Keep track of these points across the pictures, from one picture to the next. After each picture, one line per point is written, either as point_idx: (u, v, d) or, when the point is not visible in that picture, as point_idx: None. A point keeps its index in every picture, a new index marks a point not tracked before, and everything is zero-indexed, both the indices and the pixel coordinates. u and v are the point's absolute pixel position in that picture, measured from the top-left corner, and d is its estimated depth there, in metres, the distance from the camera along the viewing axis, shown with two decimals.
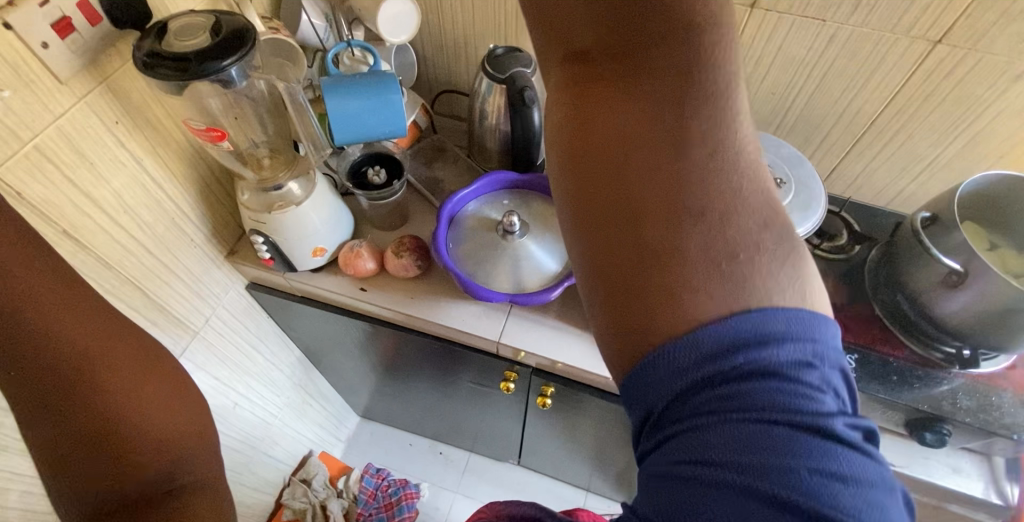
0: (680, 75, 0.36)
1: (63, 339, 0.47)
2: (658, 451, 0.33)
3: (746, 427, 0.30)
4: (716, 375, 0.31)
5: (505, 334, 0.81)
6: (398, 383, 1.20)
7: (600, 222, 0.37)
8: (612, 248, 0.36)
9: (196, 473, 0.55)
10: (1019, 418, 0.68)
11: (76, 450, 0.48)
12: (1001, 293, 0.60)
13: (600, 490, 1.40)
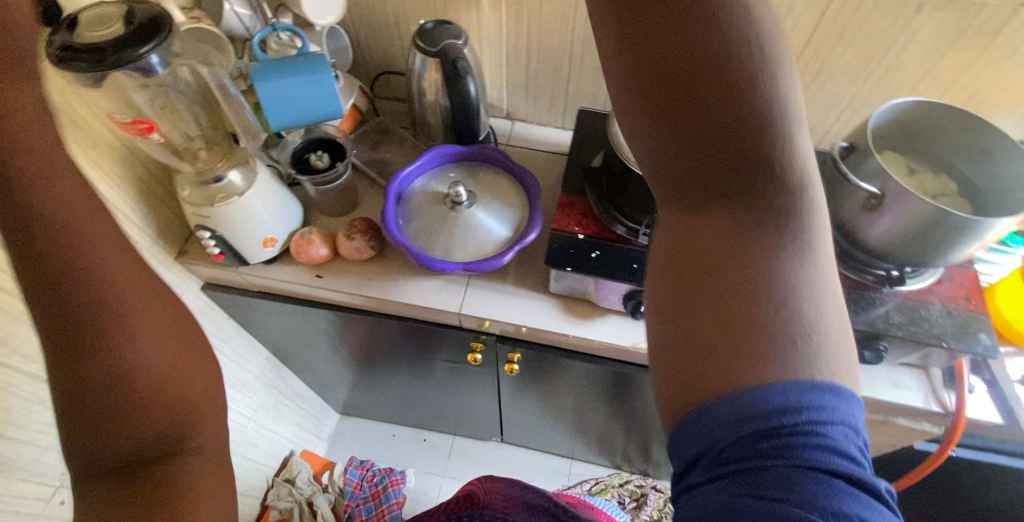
0: (760, 157, 0.36)
1: (79, 259, 0.45)
2: (709, 482, 0.31)
3: (805, 477, 0.30)
4: (780, 422, 0.31)
5: (465, 304, 0.84)
6: (375, 368, 1.25)
7: (676, 290, 0.37)
8: (692, 317, 0.36)
9: (205, 437, 0.49)
10: (945, 327, 0.72)
11: (88, 387, 0.44)
12: (917, 208, 0.64)
13: (584, 455, 1.53)
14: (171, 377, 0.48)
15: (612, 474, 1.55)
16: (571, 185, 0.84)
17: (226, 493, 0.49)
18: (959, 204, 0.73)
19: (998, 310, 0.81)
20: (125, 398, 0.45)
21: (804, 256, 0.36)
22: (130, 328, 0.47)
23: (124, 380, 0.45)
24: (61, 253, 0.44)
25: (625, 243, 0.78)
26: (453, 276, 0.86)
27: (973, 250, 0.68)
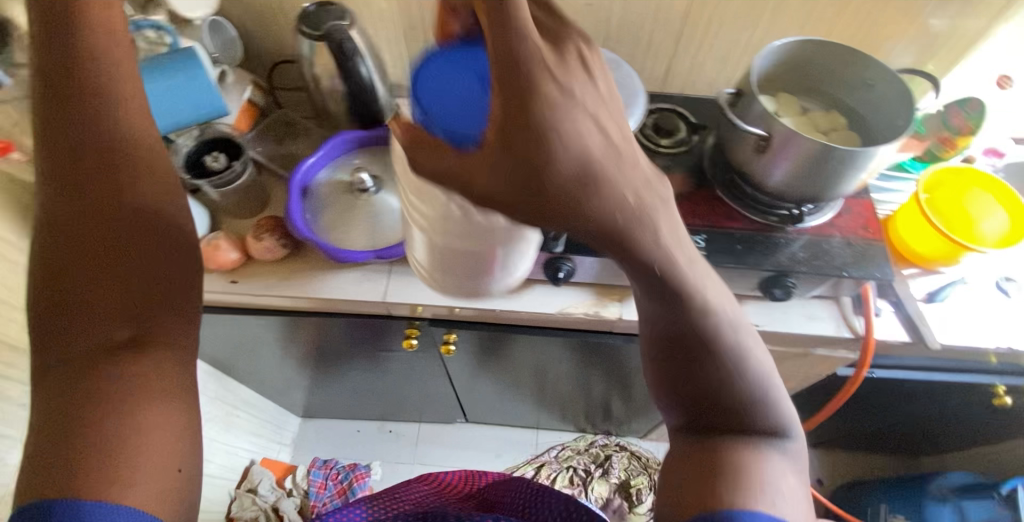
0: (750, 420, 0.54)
1: (113, 165, 0.53)
2: None
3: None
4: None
5: (388, 292, 0.82)
6: (324, 367, 1.23)
7: (690, 468, 0.53)
8: (692, 479, 0.52)
9: (155, 382, 0.51)
10: (845, 257, 0.76)
11: (79, 275, 0.49)
12: (798, 144, 0.66)
13: (550, 424, 1.56)
14: (150, 293, 0.52)
15: (578, 439, 1.58)
16: None
17: (164, 473, 0.48)
18: (848, 137, 0.76)
19: (902, 239, 0.86)
20: (113, 283, 0.50)
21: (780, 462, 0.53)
22: (136, 234, 0.52)
23: (112, 265, 0.50)
24: (97, 154, 0.53)
25: None
26: (374, 265, 0.84)
27: (861, 180, 0.71)
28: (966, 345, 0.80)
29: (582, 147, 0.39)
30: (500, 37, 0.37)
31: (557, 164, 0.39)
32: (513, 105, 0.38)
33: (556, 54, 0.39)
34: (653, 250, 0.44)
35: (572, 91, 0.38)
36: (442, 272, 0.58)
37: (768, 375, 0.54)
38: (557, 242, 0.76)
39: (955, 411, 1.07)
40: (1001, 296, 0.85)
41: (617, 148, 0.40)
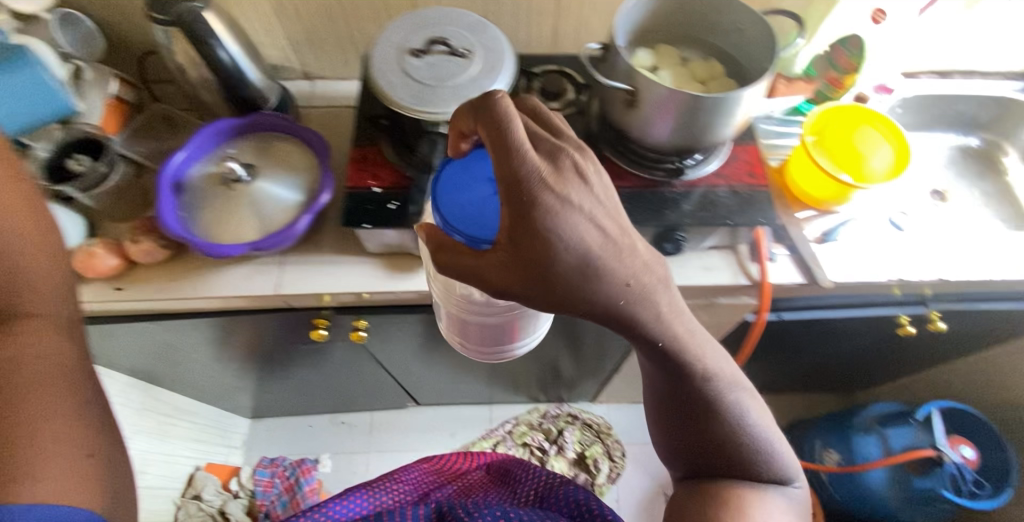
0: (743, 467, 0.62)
1: None
2: None
3: None
4: None
5: (281, 285, 0.80)
6: (254, 366, 1.21)
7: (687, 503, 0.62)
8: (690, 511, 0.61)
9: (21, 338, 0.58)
10: (730, 206, 0.76)
11: None
12: (656, 93, 0.66)
13: (503, 399, 1.57)
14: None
15: (530, 411, 1.60)
16: (363, 136, 0.80)
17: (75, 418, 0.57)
18: (725, 85, 0.76)
19: (795, 182, 0.87)
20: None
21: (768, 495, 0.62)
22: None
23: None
24: None
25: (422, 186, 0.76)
26: (265, 259, 0.81)
27: (736, 125, 0.70)
28: (857, 280, 0.83)
29: (582, 246, 0.47)
30: (504, 167, 0.46)
31: (569, 266, 0.47)
32: (520, 218, 0.45)
33: (557, 173, 0.47)
34: (653, 324, 0.53)
35: (575, 202, 0.47)
36: (465, 341, 0.71)
37: (761, 424, 0.63)
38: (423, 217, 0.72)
39: (872, 345, 1.10)
40: (894, 231, 0.89)
41: (611, 243, 0.48)
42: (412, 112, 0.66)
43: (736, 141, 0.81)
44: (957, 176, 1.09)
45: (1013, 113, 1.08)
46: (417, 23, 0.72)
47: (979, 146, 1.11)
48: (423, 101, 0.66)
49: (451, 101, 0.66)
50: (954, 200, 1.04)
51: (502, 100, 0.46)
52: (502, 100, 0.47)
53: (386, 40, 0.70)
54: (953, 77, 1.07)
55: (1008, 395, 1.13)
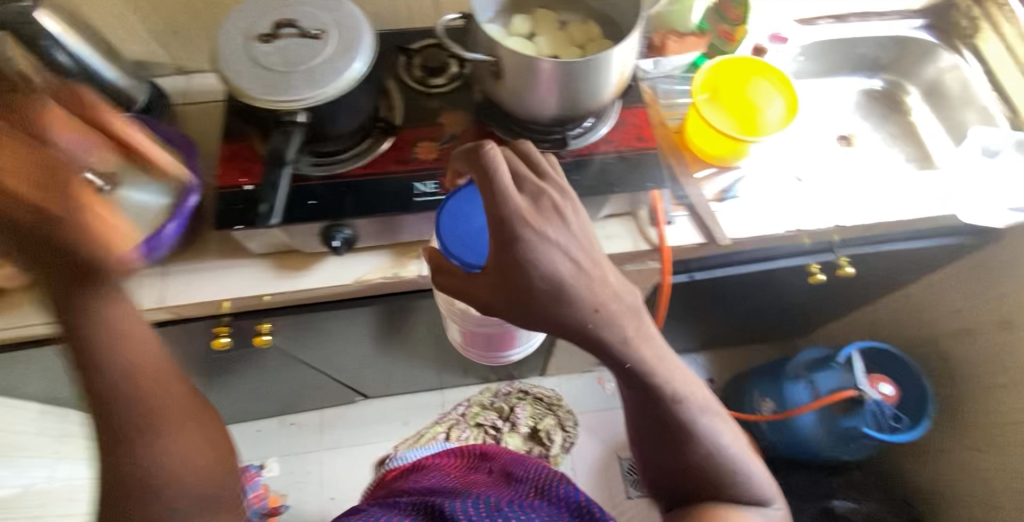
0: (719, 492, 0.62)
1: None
2: None
3: None
4: None
5: (166, 296, 0.75)
6: (181, 383, 1.15)
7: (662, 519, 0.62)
8: None
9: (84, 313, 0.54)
10: (618, 171, 0.75)
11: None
12: (516, 61, 0.62)
13: (453, 383, 1.55)
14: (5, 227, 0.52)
15: (482, 391, 1.53)
16: (234, 131, 0.75)
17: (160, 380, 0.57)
18: (604, 46, 0.74)
19: (694, 143, 0.87)
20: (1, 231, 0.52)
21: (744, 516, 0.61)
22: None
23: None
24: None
25: (300, 180, 0.72)
26: (146, 270, 0.76)
27: (612, 88, 0.68)
28: (754, 234, 0.83)
29: (556, 276, 0.52)
30: (491, 205, 0.51)
31: (545, 291, 0.52)
32: (501, 250, 0.52)
33: (536, 211, 0.52)
34: (628, 349, 0.56)
35: (552, 237, 0.52)
36: (471, 345, 0.82)
37: (736, 451, 0.63)
38: (273, 215, 0.67)
39: (794, 293, 1.11)
40: (792, 182, 0.89)
41: (583, 273, 0.53)
42: (264, 102, 0.62)
43: (623, 105, 0.80)
44: (864, 119, 1.09)
45: (912, 51, 1.08)
46: (266, 7, 0.68)
47: (883, 87, 1.12)
48: (274, 89, 0.62)
49: (304, 86, 0.62)
50: (861, 143, 1.04)
51: (489, 150, 0.51)
52: (490, 150, 0.52)
53: (232, 28, 0.66)
54: (850, 20, 1.06)
55: (925, 329, 1.16)
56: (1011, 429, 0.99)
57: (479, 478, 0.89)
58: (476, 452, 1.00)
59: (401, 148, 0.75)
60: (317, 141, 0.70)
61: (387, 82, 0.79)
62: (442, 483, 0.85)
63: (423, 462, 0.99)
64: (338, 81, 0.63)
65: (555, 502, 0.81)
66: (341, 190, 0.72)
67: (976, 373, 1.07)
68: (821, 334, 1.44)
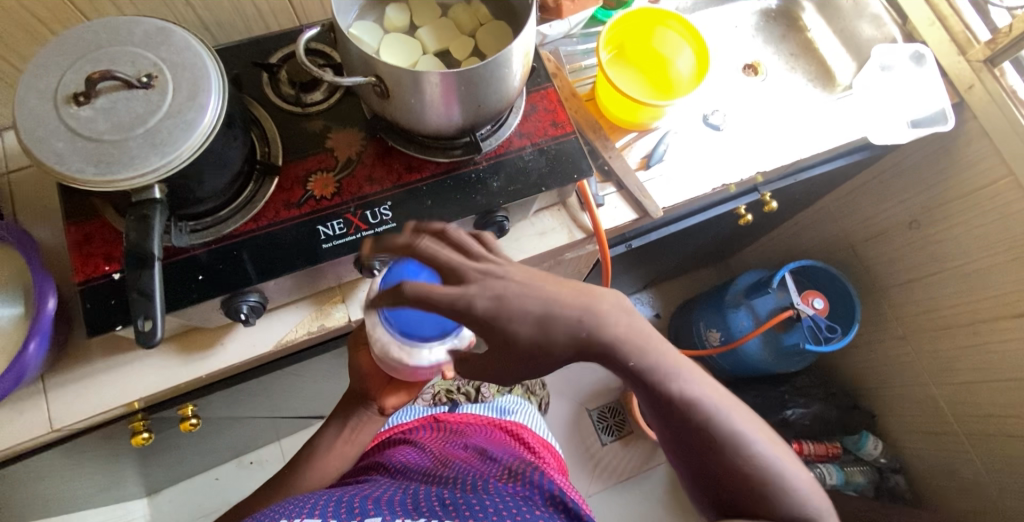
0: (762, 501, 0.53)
1: None
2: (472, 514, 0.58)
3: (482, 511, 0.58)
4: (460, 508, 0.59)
5: (55, 416, 0.63)
6: (112, 472, 1.01)
7: None
8: None
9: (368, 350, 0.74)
10: (541, 166, 0.69)
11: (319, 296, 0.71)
12: (403, 78, 0.53)
13: None
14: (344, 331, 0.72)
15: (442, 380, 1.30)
16: (78, 207, 0.61)
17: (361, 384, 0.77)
18: (498, 29, 0.64)
19: (608, 110, 0.84)
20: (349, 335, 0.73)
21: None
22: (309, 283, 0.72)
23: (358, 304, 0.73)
24: None
25: (181, 251, 0.61)
26: (23, 391, 0.63)
27: (516, 82, 0.60)
28: (684, 199, 0.81)
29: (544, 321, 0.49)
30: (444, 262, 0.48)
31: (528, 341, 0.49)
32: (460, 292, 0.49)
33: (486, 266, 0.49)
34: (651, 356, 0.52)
35: (509, 284, 0.49)
36: None
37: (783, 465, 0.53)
38: (154, 331, 0.49)
39: (726, 231, 1.13)
40: (712, 132, 0.88)
41: (569, 305, 0.50)
42: (104, 184, 0.49)
43: (530, 89, 0.72)
44: (764, 43, 1.04)
45: None
46: (69, 54, 0.52)
47: (779, 5, 1.08)
48: (112, 165, 0.49)
49: (152, 154, 0.50)
50: (768, 70, 1.01)
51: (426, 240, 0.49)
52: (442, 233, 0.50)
53: (29, 90, 0.51)
54: None
55: (841, 237, 1.23)
56: (928, 315, 1.10)
57: (456, 450, 0.83)
58: (453, 426, 0.94)
59: (291, 188, 0.64)
60: (188, 206, 0.58)
61: (253, 109, 0.67)
62: (420, 458, 0.80)
63: (401, 432, 0.91)
64: (192, 137, 0.51)
65: (529, 482, 0.70)
66: (233, 254, 0.62)
67: (891, 271, 1.15)
68: (750, 253, 1.50)
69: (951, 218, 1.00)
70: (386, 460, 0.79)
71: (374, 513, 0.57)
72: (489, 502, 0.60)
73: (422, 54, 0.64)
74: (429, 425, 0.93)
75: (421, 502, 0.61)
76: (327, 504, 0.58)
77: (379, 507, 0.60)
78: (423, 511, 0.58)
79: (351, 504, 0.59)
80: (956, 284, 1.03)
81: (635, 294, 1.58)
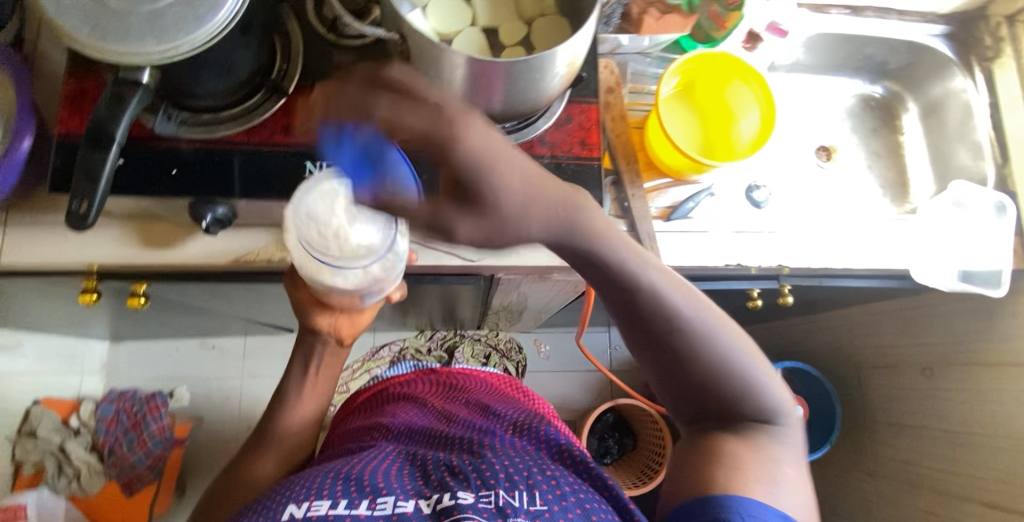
0: (735, 410, 0.57)
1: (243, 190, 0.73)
2: (488, 474, 0.61)
3: (498, 476, 0.60)
4: (474, 477, 0.60)
5: (5, 253, 0.63)
6: (74, 314, 1.02)
7: (689, 458, 0.58)
8: (694, 469, 0.57)
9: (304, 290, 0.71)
10: (551, 181, 0.64)
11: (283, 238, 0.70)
12: (431, 45, 0.50)
13: (388, 332, 1.45)
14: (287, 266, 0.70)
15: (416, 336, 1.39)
16: (82, 60, 0.59)
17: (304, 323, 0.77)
18: (556, 27, 0.59)
19: (649, 146, 0.77)
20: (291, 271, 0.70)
21: (761, 428, 0.57)
22: None
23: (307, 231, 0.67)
24: None
25: (163, 139, 0.59)
26: None
27: (552, 88, 0.55)
28: (692, 264, 0.76)
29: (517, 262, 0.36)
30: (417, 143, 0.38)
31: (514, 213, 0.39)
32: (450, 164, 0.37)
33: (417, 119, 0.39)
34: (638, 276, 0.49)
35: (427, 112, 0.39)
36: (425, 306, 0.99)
37: (748, 360, 0.55)
38: (87, 216, 0.47)
39: (736, 306, 1.06)
40: (751, 208, 0.81)
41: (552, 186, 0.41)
42: (92, 49, 0.46)
43: (572, 98, 0.67)
44: (852, 129, 0.97)
45: (926, 62, 0.94)
46: None
47: (881, 95, 1.00)
48: (107, 34, 0.46)
49: (148, 36, 0.47)
50: (841, 159, 0.93)
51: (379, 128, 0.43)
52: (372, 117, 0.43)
53: None
54: (866, 13, 0.90)
55: (852, 355, 1.15)
56: (904, 467, 1.02)
57: (458, 406, 0.82)
58: (452, 379, 0.91)
59: (294, 114, 0.61)
60: (183, 97, 0.56)
61: (286, 20, 0.63)
62: (425, 417, 0.80)
63: (398, 384, 0.91)
64: (195, 34, 0.47)
65: (531, 445, 0.72)
66: (215, 159, 0.60)
67: (888, 408, 1.07)
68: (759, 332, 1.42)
69: (970, 380, 0.92)
70: (386, 421, 0.78)
71: (388, 491, 0.58)
72: (502, 471, 0.61)
73: (469, 26, 0.59)
74: (426, 378, 0.92)
75: (431, 480, 0.62)
76: (335, 483, 0.59)
77: (389, 482, 0.61)
78: (434, 486, 0.60)
79: (359, 479, 0.60)
80: (946, 449, 0.95)
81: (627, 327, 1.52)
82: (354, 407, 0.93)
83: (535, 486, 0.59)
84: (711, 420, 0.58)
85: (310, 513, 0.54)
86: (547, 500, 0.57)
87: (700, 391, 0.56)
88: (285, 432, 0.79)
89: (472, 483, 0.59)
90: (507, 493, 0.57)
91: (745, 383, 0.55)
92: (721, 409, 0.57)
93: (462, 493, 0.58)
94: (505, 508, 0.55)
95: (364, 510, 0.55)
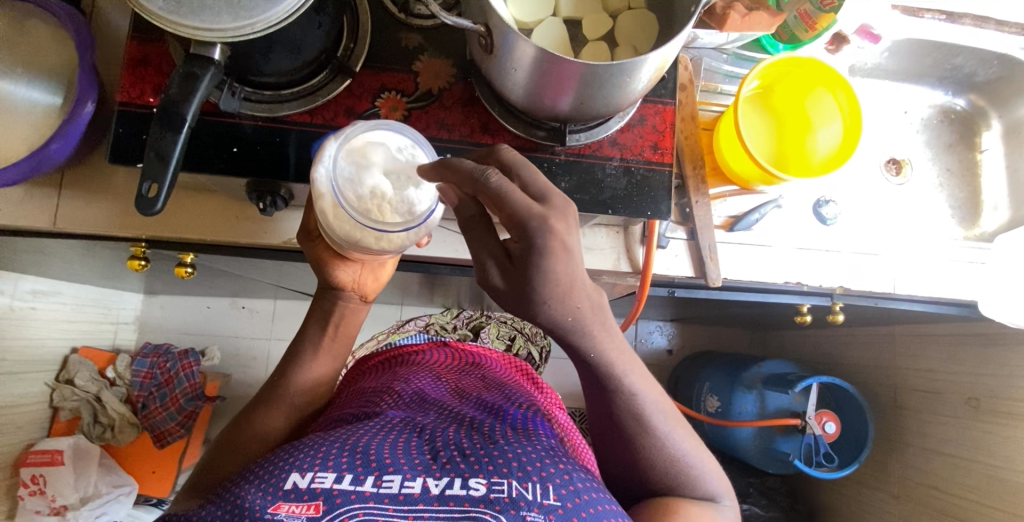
0: (677, 478, 0.54)
1: None
2: (497, 452, 0.48)
3: (510, 456, 0.48)
4: (485, 457, 0.47)
5: (60, 218, 0.62)
6: (114, 272, 1.02)
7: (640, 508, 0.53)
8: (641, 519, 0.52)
9: (314, 250, 0.63)
10: (618, 187, 0.61)
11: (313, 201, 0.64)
12: (522, 47, 0.47)
13: (416, 307, 1.44)
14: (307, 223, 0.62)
15: (443, 312, 1.30)
16: (146, 24, 0.57)
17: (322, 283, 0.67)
18: (643, 22, 0.55)
19: (719, 150, 0.73)
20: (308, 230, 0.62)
21: (702, 495, 0.54)
22: None
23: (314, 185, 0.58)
24: None
25: (227, 115, 0.57)
26: (41, 178, 0.62)
27: (637, 91, 0.51)
28: (750, 279, 0.74)
29: (556, 244, 0.41)
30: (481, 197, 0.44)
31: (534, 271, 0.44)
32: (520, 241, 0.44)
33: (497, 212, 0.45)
34: (610, 364, 0.49)
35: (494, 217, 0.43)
36: (460, 292, 0.98)
37: (680, 435, 0.54)
38: (157, 200, 0.46)
39: (781, 315, 1.03)
40: (818, 225, 0.77)
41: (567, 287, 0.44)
42: (165, 22, 0.43)
43: (647, 97, 0.63)
44: (926, 143, 0.91)
45: (1016, 79, 0.88)
46: None
47: (962, 109, 0.94)
48: (179, 6, 0.43)
49: (224, 12, 0.44)
50: (912, 174, 0.87)
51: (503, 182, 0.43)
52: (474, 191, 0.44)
53: None
54: (962, 21, 0.82)
55: (894, 375, 1.12)
56: (932, 493, 1.00)
57: (471, 383, 0.72)
58: (467, 357, 0.83)
59: (360, 97, 0.59)
60: (247, 73, 0.54)
61: None
62: (436, 387, 0.68)
63: (412, 351, 0.82)
64: (272, 12, 0.44)
65: (542, 424, 0.59)
66: (276, 140, 0.58)
67: (923, 433, 1.04)
68: (795, 340, 1.39)
69: (1016, 418, 0.88)
70: (397, 386, 0.66)
71: (396, 466, 0.45)
72: (514, 452, 0.48)
73: (551, 16, 0.55)
74: (440, 349, 0.84)
75: (436, 447, 0.49)
76: (342, 451, 0.47)
77: (398, 454, 0.47)
78: (441, 461, 0.47)
79: (366, 448, 0.48)
80: (981, 482, 0.91)
81: (659, 321, 1.44)
82: (362, 362, 0.85)
83: (550, 476, 0.46)
84: (659, 486, 0.54)
85: (314, 487, 0.43)
86: (563, 494, 0.44)
87: (641, 446, 0.53)
88: (291, 390, 0.67)
89: (479, 464, 0.47)
90: (521, 482, 0.45)
91: (682, 452, 0.54)
92: (664, 474, 0.54)
93: (474, 479, 0.45)
94: (519, 501, 0.43)
95: (370, 487, 0.43)
